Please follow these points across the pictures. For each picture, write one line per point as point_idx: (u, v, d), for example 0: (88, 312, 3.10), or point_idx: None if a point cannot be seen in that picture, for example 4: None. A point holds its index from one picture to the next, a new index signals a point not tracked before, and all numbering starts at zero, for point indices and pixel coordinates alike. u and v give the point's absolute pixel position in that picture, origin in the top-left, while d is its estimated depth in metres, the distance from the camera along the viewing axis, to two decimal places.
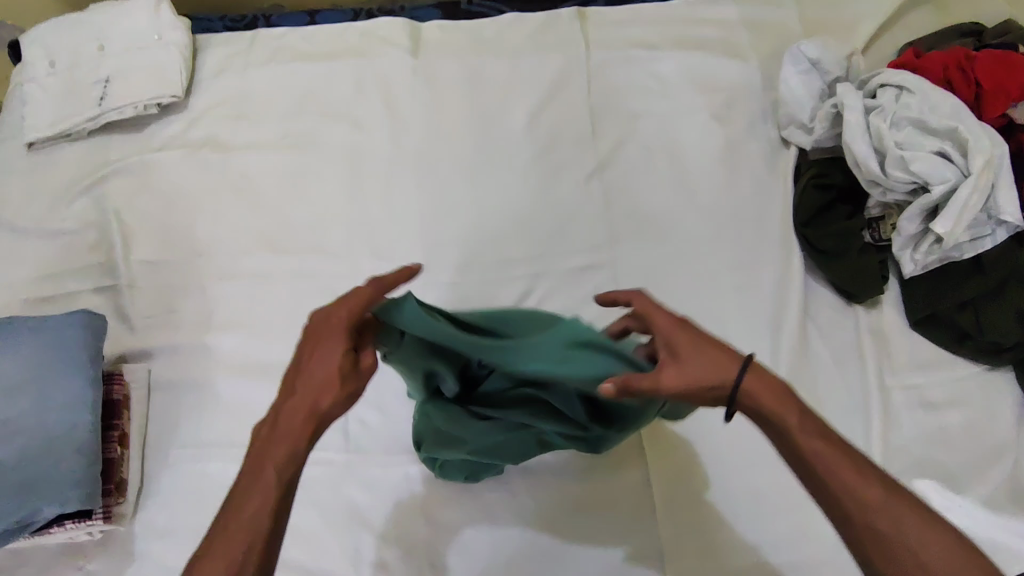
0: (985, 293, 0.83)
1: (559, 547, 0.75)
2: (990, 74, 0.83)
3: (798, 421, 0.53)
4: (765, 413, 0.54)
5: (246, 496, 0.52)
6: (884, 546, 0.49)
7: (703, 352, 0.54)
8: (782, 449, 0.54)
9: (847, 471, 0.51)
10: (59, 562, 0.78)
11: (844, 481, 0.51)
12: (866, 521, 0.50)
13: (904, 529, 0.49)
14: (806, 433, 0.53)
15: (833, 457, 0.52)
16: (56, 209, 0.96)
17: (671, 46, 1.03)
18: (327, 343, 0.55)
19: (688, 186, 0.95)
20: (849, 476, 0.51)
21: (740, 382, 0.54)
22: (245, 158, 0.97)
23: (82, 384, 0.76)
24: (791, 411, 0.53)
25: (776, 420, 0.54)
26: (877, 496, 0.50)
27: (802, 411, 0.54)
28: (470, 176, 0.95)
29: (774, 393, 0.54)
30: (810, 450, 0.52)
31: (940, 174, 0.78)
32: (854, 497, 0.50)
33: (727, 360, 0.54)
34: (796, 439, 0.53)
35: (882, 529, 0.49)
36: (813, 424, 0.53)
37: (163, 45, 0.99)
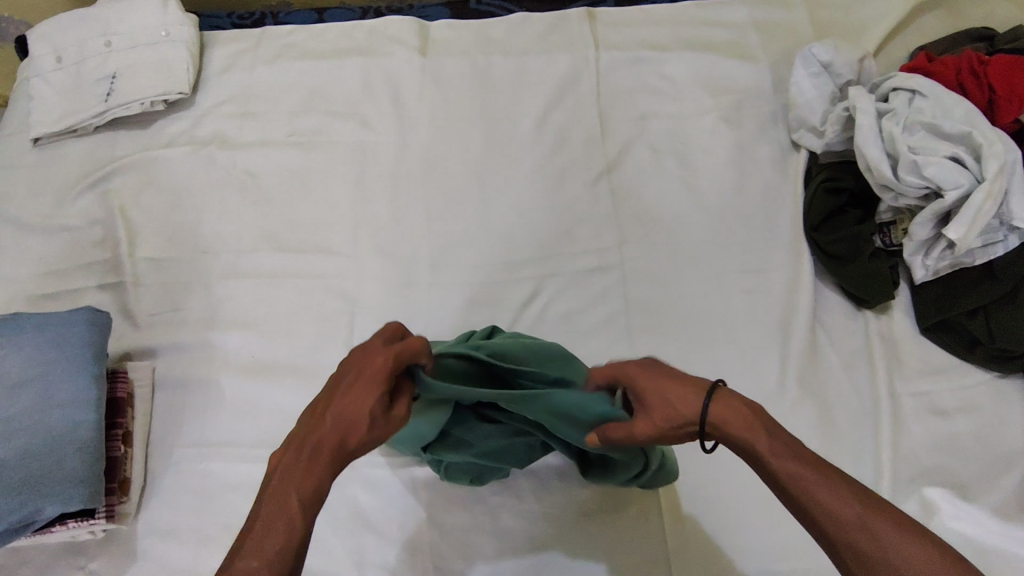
0: (997, 300, 0.81)
1: (565, 552, 0.75)
2: (1005, 80, 0.82)
3: (766, 441, 0.52)
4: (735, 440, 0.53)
5: (269, 528, 0.50)
6: (864, 559, 0.47)
7: (667, 393, 0.54)
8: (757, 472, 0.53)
9: (819, 488, 0.49)
10: (61, 561, 0.77)
11: (818, 499, 0.49)
12: (847, 540, 0.48)
13: (886, 548, 0.47)
14: (776, 453, 0.51)
15: (805, 475, 0.50)
16: (61, 205, 0.95)
17: (681, 47, 1.02)
18: (362, 387, 0.51)
19: (697, 189, 0.94)
20: (822, 494, 0.49)
21: (708, 412, 0.53)
22: (251, 156, 0.97)
23: (85, 381, 0.75)
24: (760, 432, 0.52)
25: (747, 444, 0.52)
26: (853, 513, 0.48)
27: (769, 430, 0.53)
28: (478, 176, 0.95)
29: (741, 415, 0.53)
30: (782, 472, 0.51)
31: (954, 180, 0.77)
32: (831, 516, 0.49)
33: (692, 395, 0.54)
34: (767, 461, 0.51)
35: (864, 550, 0.47)
36: (782, 443, 0.52)
37: (171, 41, 0.99)
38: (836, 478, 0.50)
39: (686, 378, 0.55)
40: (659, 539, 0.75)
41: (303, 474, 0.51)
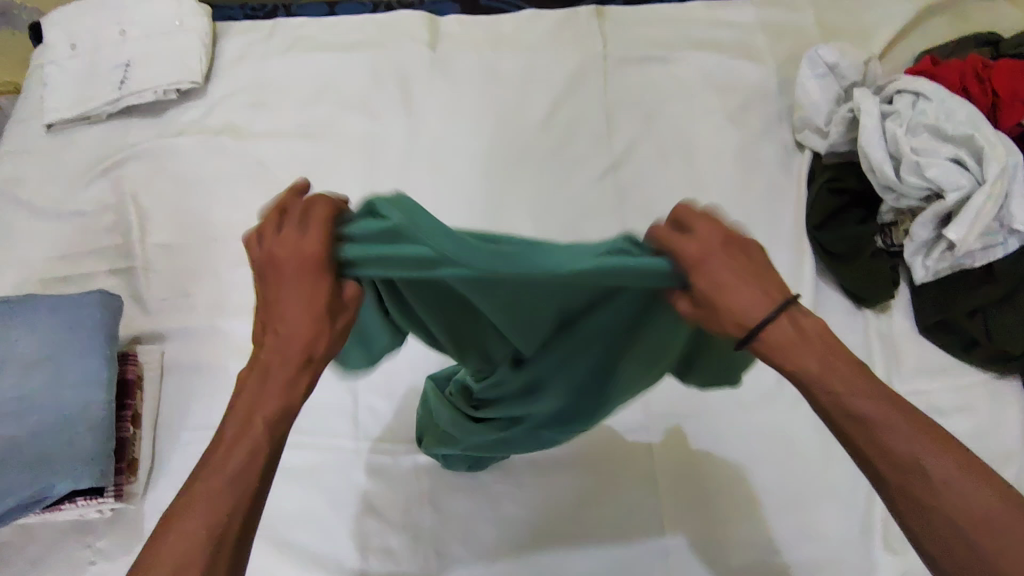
0: (996, 302, 0.83)
1: (562, 540, 0.76)
2: (1008, 85, 0.83)
3: (821, 373, 0.42)
4: (785, 367, 0.42)
5: (227, 442, 0.44)
6: (922, 511, 0.42)
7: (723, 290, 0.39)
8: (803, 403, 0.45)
9: (882, 427, 0.43)
10: (67, 539, 0.79)
11: (874, 436, 0.43)
12: (902, 483, 0.42)
13: (947, 490, 0.42)
14: (831, 384, 0.43)
15: (864, 412, 0.43)
16: (74, 190, 0.97)
17: (688, 46, 1.03)
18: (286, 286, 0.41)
19: (701, 187, 0.95)
20: (883, 433, 0.42)
21: (765, 329, 0.40)
22: (262, 146, 0.98)
23: (97, 362, 0.76)
24: (812, 358, 0.42)
25: (797, 374, 0.43)
26: (917, 457, 0.42)
27: (824, 358, 0.43)
28: (485, 169, 0.96)
29: (801, 338, 0.42)
30: (835, 406, 0.43)
31: (955, 181, 0.78)
32: (890, 456, 0.42)
33: (760, 306, 0.40)
34: (819, 392, 0.43)
35: (921, 495, 0.42)
36: (839, 371, 0.43)
37: (185, 31, 1.00)
38: (899, 410, 0.43)
39: (760, 282, 0.41)
40: (655, 525, 0.77)
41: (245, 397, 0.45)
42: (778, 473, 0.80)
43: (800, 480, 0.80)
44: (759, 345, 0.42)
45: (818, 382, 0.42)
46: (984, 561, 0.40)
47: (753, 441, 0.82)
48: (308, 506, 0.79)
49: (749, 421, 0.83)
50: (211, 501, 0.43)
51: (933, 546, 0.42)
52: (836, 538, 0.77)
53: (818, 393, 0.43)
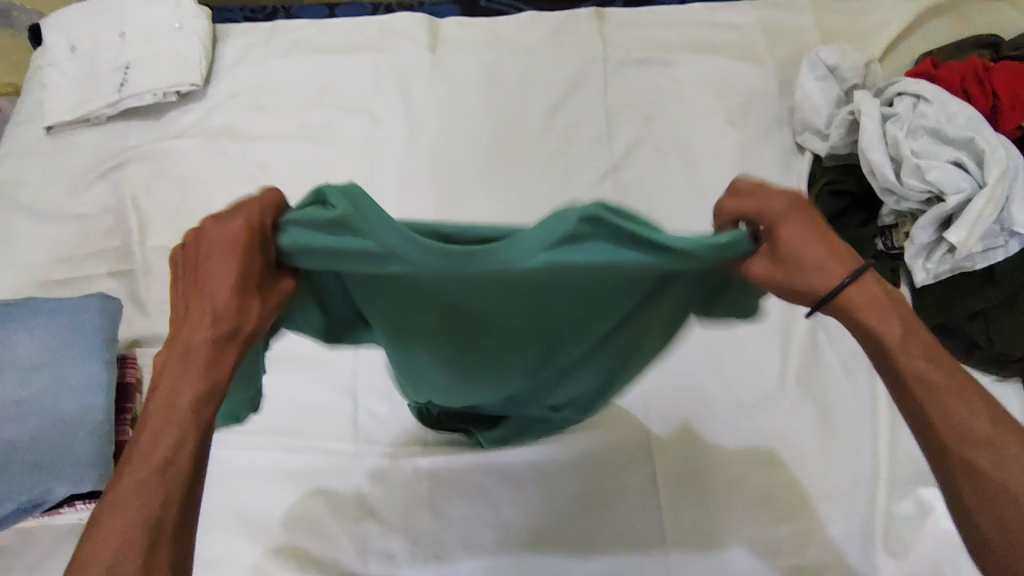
0: (997, 305, 0.82)
1: (561, 545, 0.76)
2: (1008, 87, 0.83)
3: (904, 337, 0.46)
4: (863, 324, 0.46)
5: (155, 428, 0.44)
6: (979, 481, 0.44)
7: (816, 255, 0.44)
8: (880, 369, 0.48)
9: (952, 395, 0.45)
10: (66, 543, 0.78)
11: (942, 401, 0.45)
12: (963, 451, 0.44)
13: (1008, 466, 0.44)
14: (909, 346, 0.46)
15: (938, 379, 0.45)
16: (74, 192, 0.97)
17: (687, 49, 1.03)
18: (218, 258, 0.42)
19: (702, 189, 0.95)
20: (949, 400, 0.45)
21: (846, 289, 0.45)
22: (262, 148, 0.98)
23: (96, 365, 0.76)
24: (897, 323, 0.46)
25: (880, 335, 0.46)
26: (984, 429, 0.44)
27: (907, 324, 0.46)
28: (485, 172, 0.96)
29: (888, 297, 0.47)
30: (913, 369, 0.46)
31: (956, 184, 0.78)
32: (955, 422, 0.45)
33: (835, 272, 0.45)
34: (899, 356, 0.46)
35: (982, 463, 0.44)
36: (919, 339, 0.46)
37: (184, 33, 1.00)
38: (969, 387, 0.46)
39: (840, 251, 0.46)
40: (656, 529, 0.77)
41: (166, 380, 0.45)
42: (779, 476, 0.80)
43: (800, 483, 0.79)
44: (836, 303, 0.46)
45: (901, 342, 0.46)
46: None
47: (752, 445, 0.82)
48: (308, 509, 0.79)
49: (749, 425, 0.83)
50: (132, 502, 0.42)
51: (988, 518, 0.44)
52: (836, 541, 0.76)
53: (902, 356, 0.46)
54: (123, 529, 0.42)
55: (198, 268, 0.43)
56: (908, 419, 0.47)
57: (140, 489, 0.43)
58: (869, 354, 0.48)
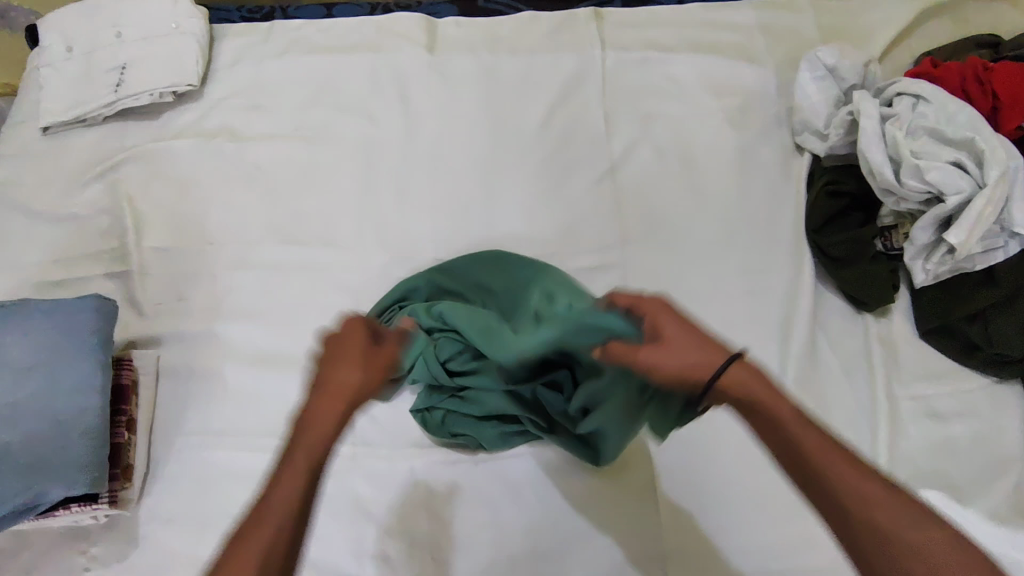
0: (995, 304, 0.81)
1: (560, 547, 0.76)
2: (1009, 87, 0.82)
3: (794, 416, 0.49)
4: (755, 405, 0.51)
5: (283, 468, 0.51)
6: (888, 548, 0.44)
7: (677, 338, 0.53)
8: (774, 445, 0.50)
9: (848, 467, 0.47)
10: (62, 546, 0.78)
11: (839, 471, 0.46)
12: (866, 517, 0.45)
13: (908, 527, 0.44)
14: (802, 422, 0.49)
15: (833, 452, 0.47)
16: (69, 193, 0.96)
17: (687, 48, 1.03)
18: (342, 352, 0.59)
19: (700, 190, 0.95)
20: (847, 475, 0.46)
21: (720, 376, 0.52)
22: (260, 149, 0.98)
23: (90, 367, 0.76)
24: (786, 405, 0.50)
25: (768, 412, 0.50)
26: (878, 493, 0.45)
27: (796, 406, 0.50)
28: (483, 173, 0.96)
29: (769, 385, 0.51)
30: (807, 443, 0.48)
31: (956, 185, 0.78)
32: (855, 491, 0.46)
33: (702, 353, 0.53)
34: (792, 430, 0.49)
35: (885, 527, 0.44)
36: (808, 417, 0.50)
37: (181, 34, 1.00)
38: (863, 465, 0.47)
39: (712, 342, 0.53)
40: (654, 529, 0.76)
41: (298, 433, 0.53)
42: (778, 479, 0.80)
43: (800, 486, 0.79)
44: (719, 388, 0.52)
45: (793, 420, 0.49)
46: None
47: (751, 447, 0.81)
48: None
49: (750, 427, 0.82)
50: (274, 517, 0.48)
51: None
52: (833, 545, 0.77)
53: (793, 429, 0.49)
54: (271, 535, 0.47)
55: (327, 361, 0.59)
56: (812, 498, 0.48)
57: (275, 512, 0.48)
58: (761, 433, 0.50)
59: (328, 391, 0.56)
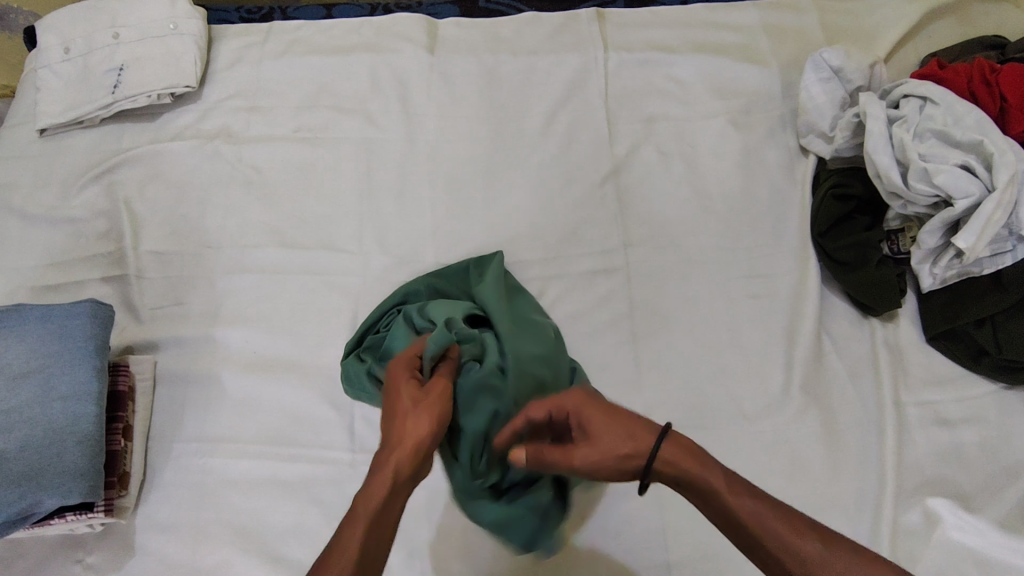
0: (1005, 309, 0.79)
1: (562, 557, 0.75)
2: (1016, 89, 0.81)
3: (727, 486, 0.51)
4: (683, 480, 0.52)
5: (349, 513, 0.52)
6: None
7: (603, 432, 0.54)
8: (715, 516, 0.51)
9: (785, 531, 0.49)
10: (58, 554, 0.77)
11: (773, 535, 0.49)
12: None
13: None
14: (734, 492, 0.50)
15: (768, 519, 0.49)
16: (66, 196, 0.95)
17: (690, 49, 1.02)
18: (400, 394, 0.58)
19: (704, 193, 0.94)
20: (787, 538, 0.48)
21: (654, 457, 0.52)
22: (258, 151, 0.97)
23: (87, 374, 0.75)
24: (715, 470, 0.51)
25: (703, 487, 0.51)
26: (813, 551, 0.48)
27: (725, 472, 0.52)
28: (484, 175, 0.94)
29: (693, 455, 0.52)
30: (743, 516, 0.50)
31: (963, 189, 0.76)
32: (791, 554, 0.48)
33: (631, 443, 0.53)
34: (729, 504, 0.50)
35: None
36: (741, 483, 0.51)
37: (179, 35, 0.99)
38: (799, 521, 0.49)
39: (635, 420, 0.54)
40: (659, 538, 0.76)
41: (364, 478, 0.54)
42: (784, 486, 0.79)
43: (805, 494, 0.78)
44: (654, 470, 0.53)
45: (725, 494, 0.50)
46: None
47: (756, 454, 0.80)
48: (303, 521, 0.77)
49: (754, 432, 0.81)
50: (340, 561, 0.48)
51: None
52: None
53: (727, 501, 0.50)
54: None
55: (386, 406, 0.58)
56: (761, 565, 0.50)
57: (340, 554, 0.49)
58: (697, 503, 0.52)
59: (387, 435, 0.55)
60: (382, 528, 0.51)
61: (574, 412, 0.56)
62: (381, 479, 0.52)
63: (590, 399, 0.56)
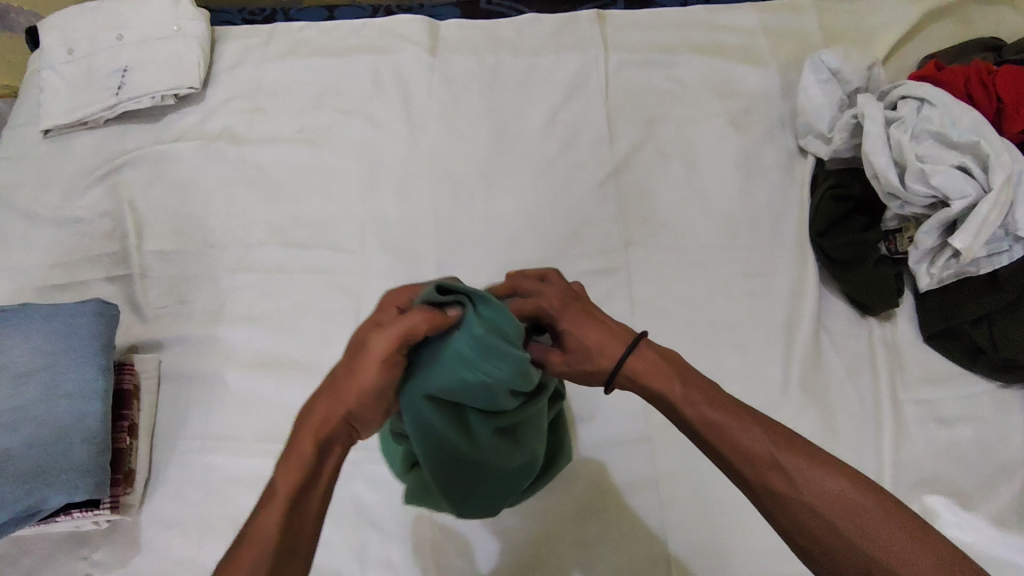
0: (1001, 308, 0.80)
1: (563, 552, 0.76)
2: (1013, 90, 0.82)
3: (684, 392, 0.54)
4: (647, 390, 0.56)
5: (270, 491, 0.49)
6: (782, 502, 0.49)
7: (588, 344, 0.57)
8: (673, 419, 0.55)
9: (735, 430, 0.51)
10: (63, 551, 0.78)
11: (726, 437, 0.51)
12: (757, 477, 0.50)
13: (793, 479, 0.49)
14: (690, 401, 0.53)
15: (718, 420, 0.52)
16: (69, 197, 0.96)
17: (690, 50, 1.02)
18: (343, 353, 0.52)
19: (704, 193, 0.95)
20: (734, 437, 0.51)
21: (624, 364, 0.56)
22: (261, 151, 0.97)
23: (92, 373, 0.76)
24: (676, 381, 0.54)
25: (663, 395, 0.55)
26: (763, 450, 0.50)
27: (685, 379, 0.55)
28: (486, 175, 0.95)
29: (659, 364, 0.56)
30: (698, 420, 0.53)
31: (960, 189, 0.77)
32: (743, 454, 0.50)
33: (615, 347, 0.57)
34: (683, 409, 0.53)
35: (777, 488, 0.49)
36: (695, 388, 0.54)
37: (183, 36, 0.99)
38: (751, 420, 0.52)
39: (611, 326, 0.58)
40: (659, 534, 0.77)
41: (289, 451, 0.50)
42: None
43: None
44: (622, 374, 0.57)
45: (681, 398, 0.53)
46: (842, 535, 0.46)
47: None
48: None
49: None
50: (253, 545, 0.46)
51: (796, 527, 0.48)
52: None
53: (680, 406, 0.53)
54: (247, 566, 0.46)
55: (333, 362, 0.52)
56: (716, 463, 0.53)
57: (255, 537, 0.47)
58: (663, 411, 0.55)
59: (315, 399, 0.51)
60: (298, 509, 0.48)
61: (553, 317, 0.58)
62: (299, 455, 0.49)
63: (571, 306, 0.59)
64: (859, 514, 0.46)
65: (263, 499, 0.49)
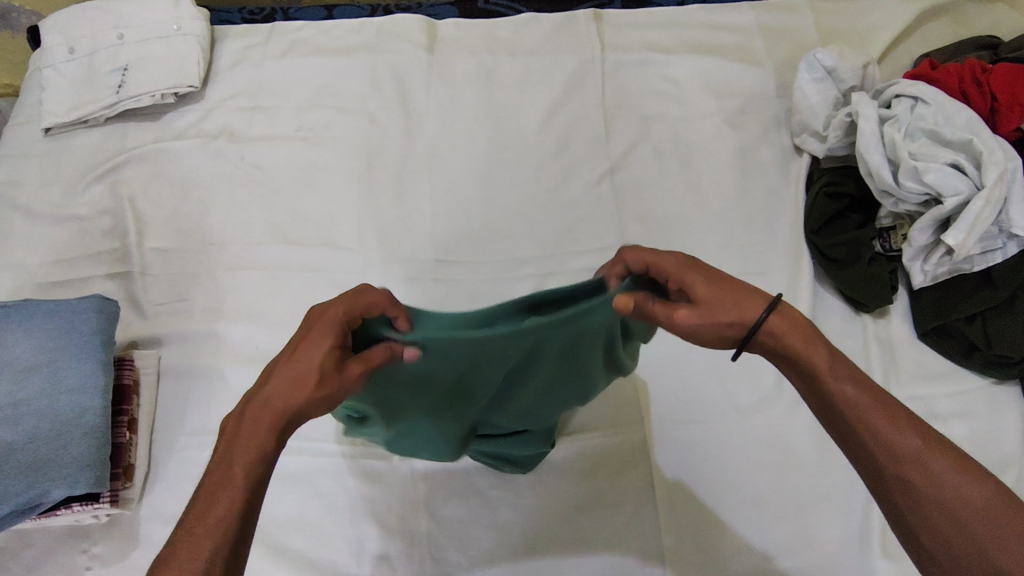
0: (996, 306, 0.81)
1: (558, 548, 0.76)
2: (1007, 87, 0.82)
3: (829, 367, 0.53)
4: (782, 354, 0.54)
5: (225, 482, 0.50)
6: (916, 497, 0.49)
7: (717, 302, 0.53)
8: (809, 393, 0.55)
9: (877, 419, 0.51)
10: (63, 545, 0.78)
11: (872, 423, 0.51)
12: (896, 468, 0.50)
13: (937, 477, 0.49)
14: (836, 379, 0.53)
15: (867, 406, 0.52)
16: (70, 194, 0.96)
17: (686, 49, 1.03)
18: (310, 342, 0.52)
19: (699, 191, 0.95)
20: (880, 425, 0.51)
21: (761, 326, 0.53)
22: (260, 150, 0.98)
23: (93, 367, 0.76)
24: (821, 354, 0.54)
25: (806, 367, 0.54)
26: (910, 444, 0.50)
27: (832, 355, 0.54)
28: (483, 174, 0.96)
29: (804, 333, 0.54)
30: (843, 398, 0.52)
31: (953, 187, 0.78)
32: (883, 441, 0.51)
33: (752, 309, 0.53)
34: (826, 385, 0.53)
35: (916, 482, 0.49)
36: (843, 368, 0.53)
37: (183, 35, 1.00)
38: (900, 417, 0.51)
39: (739, 287, 0.54)
40: (652, 533, 0.77)
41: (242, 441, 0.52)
42: (779, 478, 0.80)
43: (799, 486, 0.80)
44: (758, 336, 0.54)
45: (827, 374, 0.53)
46: (977, 542, 0.47)
47: (751, 447, 0.81)
48: (304, 513, 0.79)
49: (748, 427, 0.82)
50: (209, 538, 0.48)
51: (923, 525, 0.49)
52: (832, 545, 0.77)
53: (825, 382, 0.53)
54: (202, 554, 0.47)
55: (296, 348, 0.53)
56: (847, 443, 0.53)
57: (210, 528, 0.48)
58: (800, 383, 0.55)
59: (271, 398, 0.52)
60: (251, 504, 0.50)
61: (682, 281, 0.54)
62: (258, 446, 0.51)
63: (697, 266, 0.54)
64: (1000, 526, 0.47)
65: (209, 491, 0.50)
